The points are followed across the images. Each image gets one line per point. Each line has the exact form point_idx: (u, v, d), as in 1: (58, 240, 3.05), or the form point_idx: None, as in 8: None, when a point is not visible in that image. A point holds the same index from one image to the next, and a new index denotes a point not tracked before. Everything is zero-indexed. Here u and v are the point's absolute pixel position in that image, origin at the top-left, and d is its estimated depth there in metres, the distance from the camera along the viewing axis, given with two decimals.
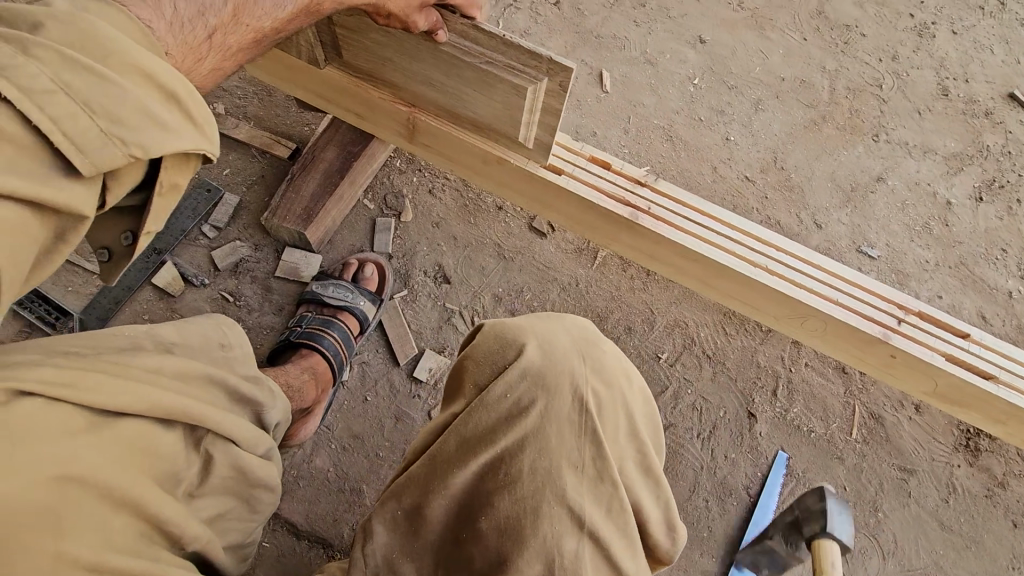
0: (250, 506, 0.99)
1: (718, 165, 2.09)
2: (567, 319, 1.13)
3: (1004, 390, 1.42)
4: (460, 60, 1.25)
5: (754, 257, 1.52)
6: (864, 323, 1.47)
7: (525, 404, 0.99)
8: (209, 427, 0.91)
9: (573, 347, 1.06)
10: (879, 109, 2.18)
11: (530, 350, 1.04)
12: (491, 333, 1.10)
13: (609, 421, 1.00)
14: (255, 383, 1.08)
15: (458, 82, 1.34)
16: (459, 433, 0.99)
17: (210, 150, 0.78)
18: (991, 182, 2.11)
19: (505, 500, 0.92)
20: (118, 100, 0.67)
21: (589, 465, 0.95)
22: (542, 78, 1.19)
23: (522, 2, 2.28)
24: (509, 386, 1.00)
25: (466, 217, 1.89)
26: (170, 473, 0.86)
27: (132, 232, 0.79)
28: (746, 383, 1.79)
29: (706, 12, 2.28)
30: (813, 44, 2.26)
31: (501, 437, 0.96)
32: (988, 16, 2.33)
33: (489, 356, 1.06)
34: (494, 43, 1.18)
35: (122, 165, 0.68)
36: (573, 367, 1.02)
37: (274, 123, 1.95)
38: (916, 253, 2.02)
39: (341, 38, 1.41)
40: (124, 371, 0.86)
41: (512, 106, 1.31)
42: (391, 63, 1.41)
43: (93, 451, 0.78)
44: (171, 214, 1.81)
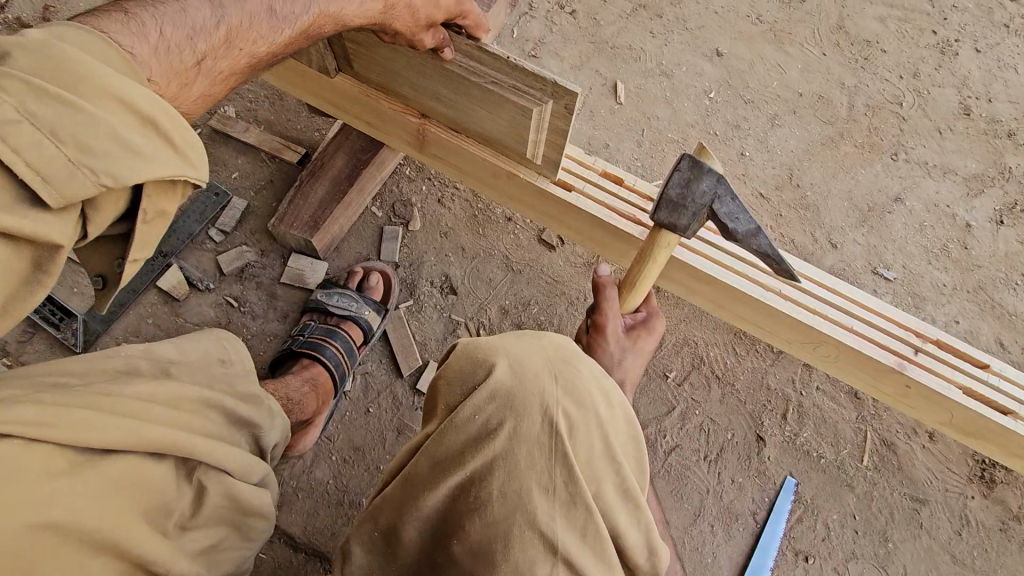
0: (244, 533, 0.97)
1: (732, 181, 2.05)
2: (550, 336, 1.03)
3: (1022, 426, 1.38)
4: (466, 81, 1.23)
5: (767, 280, 1.48)
6: (878, 351, 1.43)
7: (492, 427, 0.91)
8: (201, 458, 0.89)
9: (546, 366, 0.96)
10: (898, 128, 2.14)
11: (500, 369, 0.96)
12: (463, 352, 1.01)
13: (582, 445, 0.90)
14: (254, 403, 1.06)
15: (466, 100, 1.31)
16: (432, 453, 0.93)
17: (194, 174, 0.80)
18: (1012, 205, 2.06)
19: (476, 524, 0.86)
20: (89, 129, 0.68)
21: (559, 489, 0.87)
22: (547, 100, 1.17)
23: (536, 10, 2.26)
24: (476, 408, 0.92)
25: (475, 228, 1.87)
26: (158, 508, 0.84)
27: (121, 259, 0.83)
28: (755, 405, 1.76)
29: (724, 25, 2.25)
30: (833, 59, 2.22)
31: (469, 459, 0.89)
32: (1013, 34, 2.28)
33: (462, 375, 0.98)
34: (499, 63, 1.17)
35: (94, 193, 0.69)
36: (545, 388, 0.93)
37: (284, 127, 1.94)
38: (933, 276, 1.97)
39: (351, 51, 1.40)
40: (111, 403, 0.84)
41: (518, 124, 1.28)
42: (403, 78, 1.39)
43: (75, 491, 0.76)
44: (178, 217, 1.81)
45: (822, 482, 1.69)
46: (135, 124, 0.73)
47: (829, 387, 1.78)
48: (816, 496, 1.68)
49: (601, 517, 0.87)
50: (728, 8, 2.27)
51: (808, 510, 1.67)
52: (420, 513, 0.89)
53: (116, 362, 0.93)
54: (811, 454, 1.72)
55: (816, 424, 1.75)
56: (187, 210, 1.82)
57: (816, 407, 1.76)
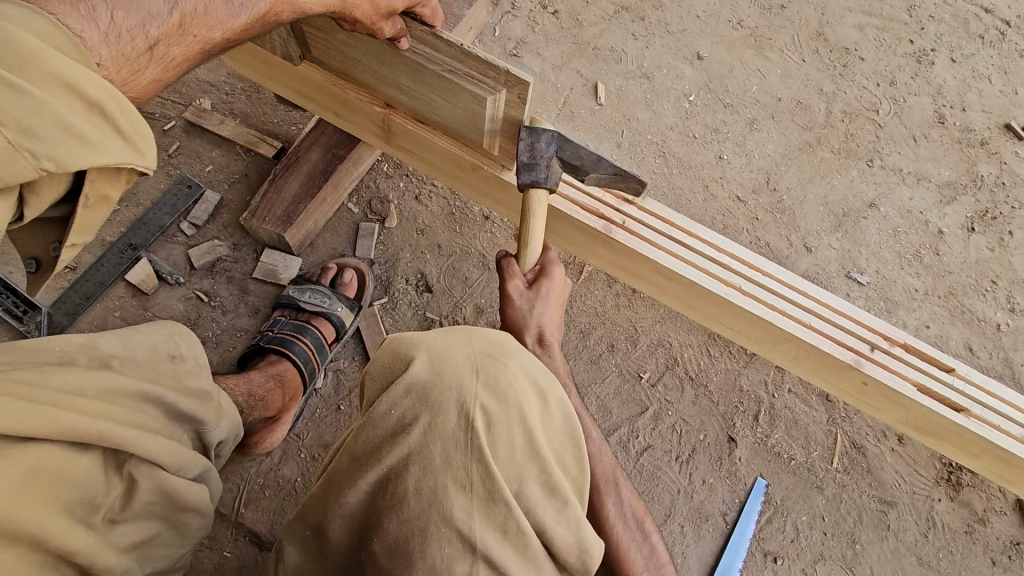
0: (179, 531, 0.96)
1: (711, 184, 2.07)
2: (480, 329, 1.00)
3: (973, 422, 1.41)
4: (424, 67, 1.25)
5: (728, 277, 1.51)
6: (835, 348, 1.45)
7: (408, 421, 0.89)
8: (130, 451, 0.88)
9: (468, 362, 0.92)
10: (874, 135, 2.16)
11: (422, 361, 0.93)
12: (389, 347, 0.98)
13: (503, 439, 0.88)
14: (201, 399, 1.06)
15: (425, 88, 1.33)
16: (351, 449, 0.92)
17: (143, 162, 0.84)
18: (983, 213, 2.09)
19: (393, 522, 0.85)
20: (37, 115, 0.70)
21: (477, 486, 0.85)
22: (500, 89, 1.20)
23: (520, 9, 2.26)
24: (391, 403, 0.90)
25: (452, 226, 1.86)
26: (85, 501, 0.83)
27: (58, 244, 0.87)
28: (728, 406, 1.76)
29: (705, 29, 2.26)
30: (812, 65, 2.24)
31: (386, 455, 0.88)
32: (987, 45, 2.32)
33: (383, 372, 0.96)
34: (453, 51, 1.20)
35: (33, 177, 0.72)
36: (464, 384, 0.90)
37: (261, 121, 1.92)
38: (906, 281, 1.99)
39: (312, 36, 1.41)
40: (38, 394, 0.84)
41: (477, 114, 1.31)
42: (361, 64, 1.40)
43: None
44: (149, 209, 1.78)
45: (792, 483, 1.70)
46: (84, 108, 0.75)
47: (801, 389, 1.80)
48: (786, 497, 1.69)
49: (522, 512, 0.85)
50: (710, 13, 2.29)
51: (778, 511, 1.68)
52: (372, 509, 0.88)
53: (52, 353, 0.92)
54: (782, 456, 1.73)
55: (788, 426, 1.76)
56: (158, 202, 1.79)
57: (788, 410, 1.77)
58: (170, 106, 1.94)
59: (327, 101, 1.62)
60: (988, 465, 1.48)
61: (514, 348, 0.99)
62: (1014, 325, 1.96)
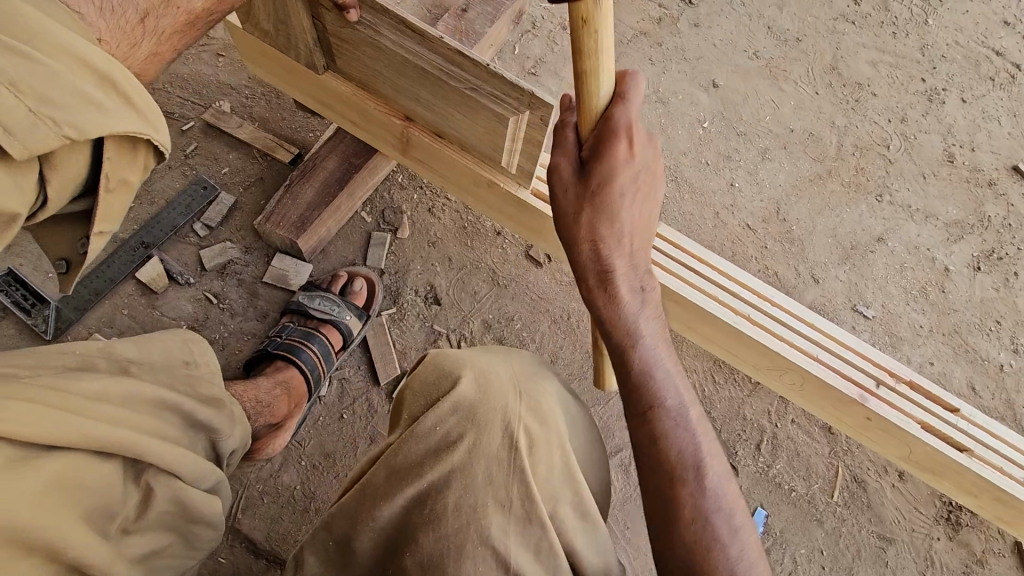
0: (189, 542, 0.94)
1: (721, 211, 2.08)
2: (515, 354, 1.09)
3: (977, 464, 1.40)
4: (447, 83, 1.26)
5: (737, 306, 1.51)
6: (840, 383, 1.45)
7: (453, 439, 0.94)
8: (148, 459, 0.87)
9: (510, 382, 1.01)
10: (884, 170, 2.19)
11: (465, 380, 1.00)
12: (432, 364, 1.05)
13: (542, 461, 0.94)
14: (216, 408, 1.05)
15: (445, 103, 1.35)
16: (388, 463, 0.94)
17: (157, 138, 0.85)
18: (990, 253, 2.11)
19: (428, 538, 0.87)
20: (49, 82, 0.72)
21: (516, 504, 0.90)
22: (523, 110, 1.20)
23: (539, 29, 2.29)
24: (437, 420, 0.96)
25: (463, 240, 1.87)
26: (101, 509, 0.82)
27: (84, 239, 0.89)
28: (730, 434, 1.76)
29: (721, 58, 2.29)
30: (825, 99, 2.27)
31: (428, 470, 0.92)
32: (998, 87, 2.35)
33: (426, 388, 1.02)
34: (477, 70, 1.19)
35: (55, 146, 0.73)
36: (507, 404, 0.97)
37: (279, 126, 1.93)
38: (911, 317, 2.01)
39: (334, 46, 1.42)
40: (60, 398, 0.83)
41: (495, 132, 1.32)
42: (383, 77, 1.41)
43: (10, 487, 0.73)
44: (163, 209, 1.79)
45: (791, 515, 1.70)
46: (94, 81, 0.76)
47: (804, 420, 1.80)
48: (786, 529, 1.69)
49: (555, 532, 0.90)
50: (727, 41, 2.32)
51: (776, 542, 1.67)
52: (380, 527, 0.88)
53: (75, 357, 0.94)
54: (782, 487, 1.73)
55: (789, 457, 1.76)
56: (173, 202, 1.80)
57: (790, 440, 1.77)
58: (189, 107, 1.95)
59: (346, 110, 1.63)
60: (989, 506, 1.48)
61: (546, 373, 1.08)
62: (1017, 366, 1.97)
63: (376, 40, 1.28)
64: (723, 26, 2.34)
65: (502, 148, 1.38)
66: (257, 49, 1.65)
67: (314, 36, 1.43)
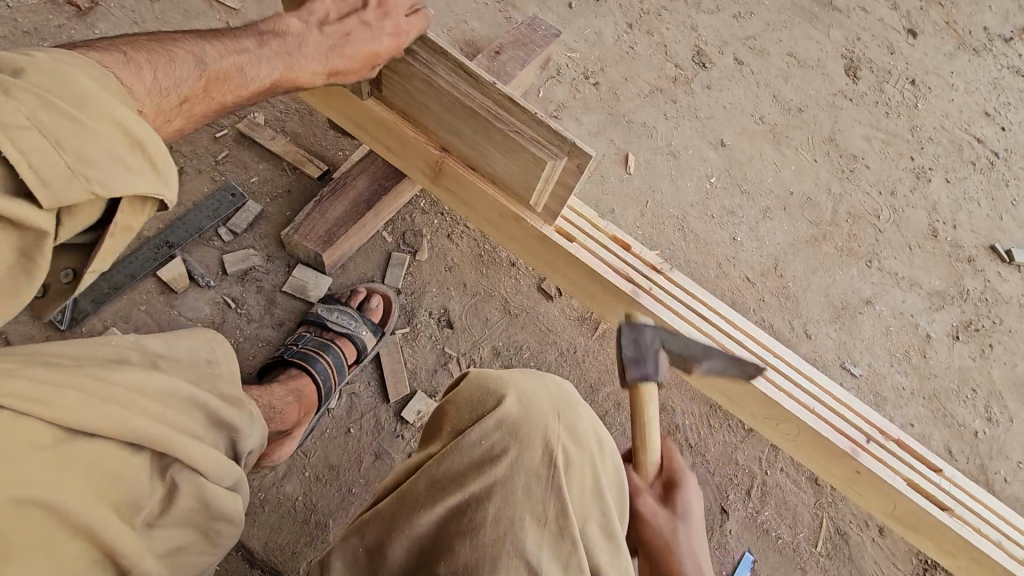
0: (210, 538, 0.96)
1: (723, 263, 2.19)
2: (551, 379, 1.15)
3: (955, 522, 1.48)
4: (493, 126, 1.34)
5: (741, 354, 1.59)
6: (834, 435, 1.52)
7: (495, 453, 0.99)
8: (178, 454, 0.90)
9: (552, 405, 1.07)
10: (874, 238, 2.33)
11: (509, 400, 1.05)
12: (474, 381, 1.11)
13: (576, 480, 1.00)
14: (235, 406, 1.08)
15: (484, 142, 1.43)
16: (430, 473, 0.99)
17: (166, 195, 0.88)
18: (967, 324, 2.25)
19: (466, 546, 0.91)
20: (88, 142, 0.77)
21: (550, 520, 0.95)
22: (562, 158, 1.30)
23: (563, 76, 2.42)
24: (483, 433, 1.00)
25: (479, 267, 1.93)
26: (133, 502, 0.84)
27: (72, 271, 0.85)
28: (723, 478, 1.82)
29: (730, 119, 2.45)
30: (822, 167, 2.43)
31: (469, 483, 0.96)
32: (978, 172, 2.54)
33: (470, 402, 1.07)
34: (525, 116, 1.30)
35: (82, 199, 0.76)
36: (550, 425, 1.03)
37: (310, 142, 2.00)
38: (895, 378, 2.11)
39: (384, 76, 1.50)
40: (101, 389, 0.86)
41: (530, 173, 1.41)
42: (428, 110, 1.48)
43: (53, 472, 0.76)
44: (190, 210, 1.82)
45: (777, 562, 1.75)
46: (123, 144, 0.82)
47: (793, 470, 1.86)
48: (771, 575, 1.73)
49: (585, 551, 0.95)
50: (736, 105, 2.48)
51: None
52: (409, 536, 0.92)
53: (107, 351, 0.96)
54: (770, 533, 1.78)
55: (778, 504, 1.81)
56: (200, 205, 1.84)
57: (779, 488, 1.83)
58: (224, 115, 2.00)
59: (383, 135, 1.70)
60: (962, 564, 1.56)
61: (578, 400, 1.13)
62: (989, 433, 2.09)
63: (428, 76, 1.37)
64: (733, 91, 2.50)
65: (535, 188, 1.46)
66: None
67: None
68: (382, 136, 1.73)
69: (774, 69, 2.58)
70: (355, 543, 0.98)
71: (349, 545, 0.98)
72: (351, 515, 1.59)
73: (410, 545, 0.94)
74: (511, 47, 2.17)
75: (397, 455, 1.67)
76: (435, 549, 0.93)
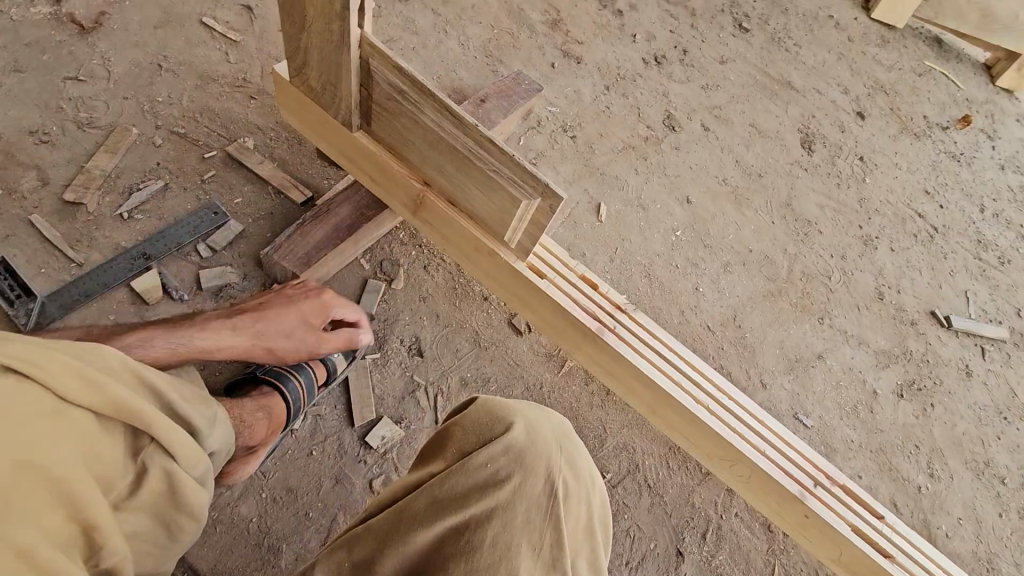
0: (171, 533, 0.93)
1: (686, 310, 2.30)
2: (552, 411, 1.18)
3: (897, 569, 1.53)
4: (474, 162, 1.44)
5: (699, 395, 1.66)
6: (783, 479, 1.58)
7: (500, 477, 1.02)
8: (156, 435, 0.89)
9: (554, 438, 1.10)
10: (826, 296, 2.49)
11: (516, 428, 1.07)
12: (481, 406, 1.12)
13: (573, 514, 1.05)
14: (201, 405, 1.07)
15: (465, 178, 1.52)
16: (431, 492, 1.00)
17: None
18: (911, 382, 2.38)
19: (460, 568, 0.93)
20: None
21: (545, 549, 0.99)
22: (536, 197, 1.37)
23: (544, 127, 2.57)
24: (490, 457, 1.02)
25: (452, 299, 1.99)
26: (103, 475, 0.83)
27: None
28: (679, 520, 1.85)
29: (696, 179, 2.62)
30: (779, 228, 2.61)
31: (470, 505, 0.98)
32: (919, 243, 2.76)
33: (476, 426, 1.08)
34: (503, 158, 1.37)
35: None
36: (551, 455, 1.06)
37: (297, 169, 2.06)
38: (844, 430, 2.21)
39: (374, 112, 1.60)
40: (83, 360, 0.86)
41: (506, 210, 1.50)
42: (413, 146, 1.57)
43: (33, 432, 0.76)
44: (170, 225, 1.87)
45: None
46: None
47: (747, 515, 1.90)
48: None
49: None
50: (702, 167, 2.67)
51: None
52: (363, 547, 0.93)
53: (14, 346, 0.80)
54: None
55: (732, 549, 1.85)
56: (182, 220, 1.88)
57: (733, 533, 1.87)
58: (214, 137, 2.06)
59: (368, 166, 1.78)
60: None
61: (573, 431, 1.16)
62: (932, 488, 2.18)
63: (416, 114, 1.47)
64: (699, 153, 2.70)
65: (510, 225, 1.55)
66: (294, 101, 1.81)
67: (356, 101, 1.60)
68: (367, 168, 1.81)
69: (737, 137, 2.80)
70: (342, 557, 0.98)
71: (335, 559, 0.98)
72: (305, 540, 1.58)
73: (400, 562, 0.95)
74: (495, 97, 2.33)
75: (357, 481, 1.67)
76: (429, 569, 0.94)
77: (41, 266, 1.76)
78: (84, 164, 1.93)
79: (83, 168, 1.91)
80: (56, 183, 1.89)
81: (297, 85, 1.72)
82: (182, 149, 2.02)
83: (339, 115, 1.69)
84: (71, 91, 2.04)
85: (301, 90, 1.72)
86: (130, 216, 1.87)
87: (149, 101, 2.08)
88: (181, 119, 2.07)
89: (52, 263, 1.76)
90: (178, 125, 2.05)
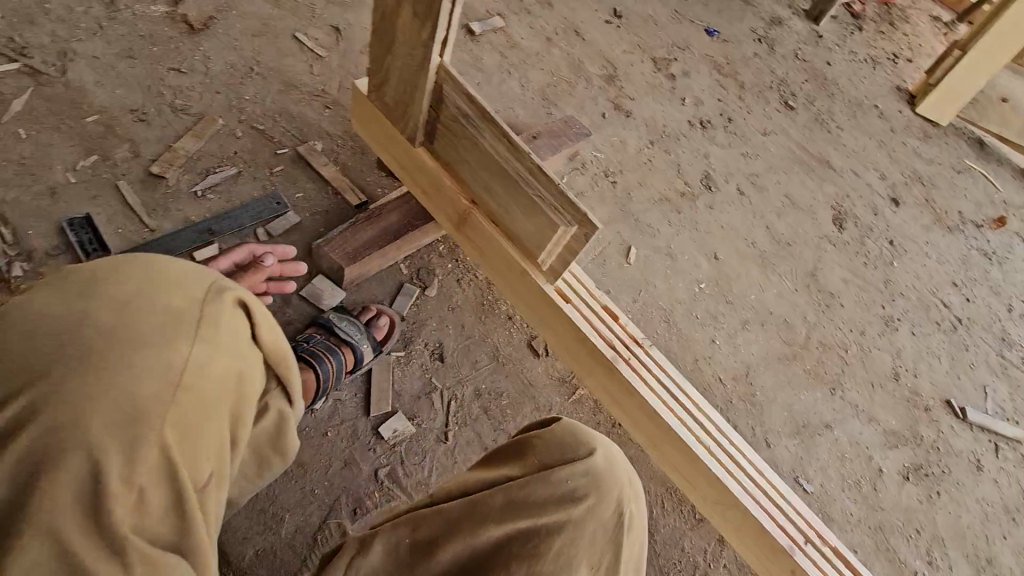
0: (259, 469, 1.22)
1: (700, 360, 2.37)
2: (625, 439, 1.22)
3: None
4: (522, 188, 1.59)
5: (701, 436, 1.72)
6: (772, 531, 1.62)
7: (577, 495, 1.05)
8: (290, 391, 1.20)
9: (628, 469, 1.13)
10: (841, 368, 2.52)
11: (597, 454, 1.11)
12: (565, 426, 1.17)
13: (634, 545, 1.09)
14: None
15: (511, 201, 1.66)
16: (510, 492, 1.07)
17: None
18: (918, 467, 2.37)
19: (521, 569, 0.99)
20: None
21: (601, 570, 1.03)
22: (573, 225, 1.51)
23: (586, 169, 2.73)
24: (570, 474, 1.07)
25: (479, 313, 2.10)
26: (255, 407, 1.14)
27: None
28: (666, 560, 1.88)
29: (725, 238, 2.73)
30: (802, 296, 2.67)
31: (545, 515, 1.04)
32: (942, 331, 2.78)
33: (561, 444, 1.13)
34: (549, 187, 1.51)
35: None
36: (625, 486, 1.09)
37: (356, 175, 2.25)
38: (843, 503, 2.22)
39: (438, 131, 1.77)
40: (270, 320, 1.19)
41: (544, 235, 1.63)
42: (469, 165, 1.73)
43: (251, 361, 1.08)
44: (236, 208, 2.06)
45: None
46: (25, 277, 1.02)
47: (735, 568, 1.91)
48: None
49: None
50: (733, 227, 2.77)
51: None
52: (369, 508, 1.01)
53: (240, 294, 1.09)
54: None
55: None
56: (246, 205, 2.07)
57: None
58: (287, 136, 2.27)
59: (423, 180, 1.94)
60: None
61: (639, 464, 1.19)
62: None
63: (476, 137, 1.63)
64: (732, 215, 2.81)
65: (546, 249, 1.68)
66: (367, 113, 2.00)
67: (424, 119, 1.77)
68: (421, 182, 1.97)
69: (770, 205, 2.91)
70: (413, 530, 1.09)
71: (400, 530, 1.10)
72: (307, 514, 1.67)
73: (463, 548, 1.03)
74: (546, 136, 2.51)
75: (364, 467, 1.77)
76: (491, 561, 1.02)
77: (119, 226, 1.95)
78: (172, 143, 2.15)
79: (170, 147, 2.13)
80: (144, 156, 2.10)
81: (373, 99, 1.91)
82: (258, 142, 2.23)
83: (405, 131, 1.86)
84: (172, 79, 2.29)
85: (375, 103, 1.91)
86: (203, 194, 2.07)
87: (236, 97, 2.31)
88: (262, 117, 2.29)
89: (128, 225, 1.96)
90: (258, 122, 2.27)
